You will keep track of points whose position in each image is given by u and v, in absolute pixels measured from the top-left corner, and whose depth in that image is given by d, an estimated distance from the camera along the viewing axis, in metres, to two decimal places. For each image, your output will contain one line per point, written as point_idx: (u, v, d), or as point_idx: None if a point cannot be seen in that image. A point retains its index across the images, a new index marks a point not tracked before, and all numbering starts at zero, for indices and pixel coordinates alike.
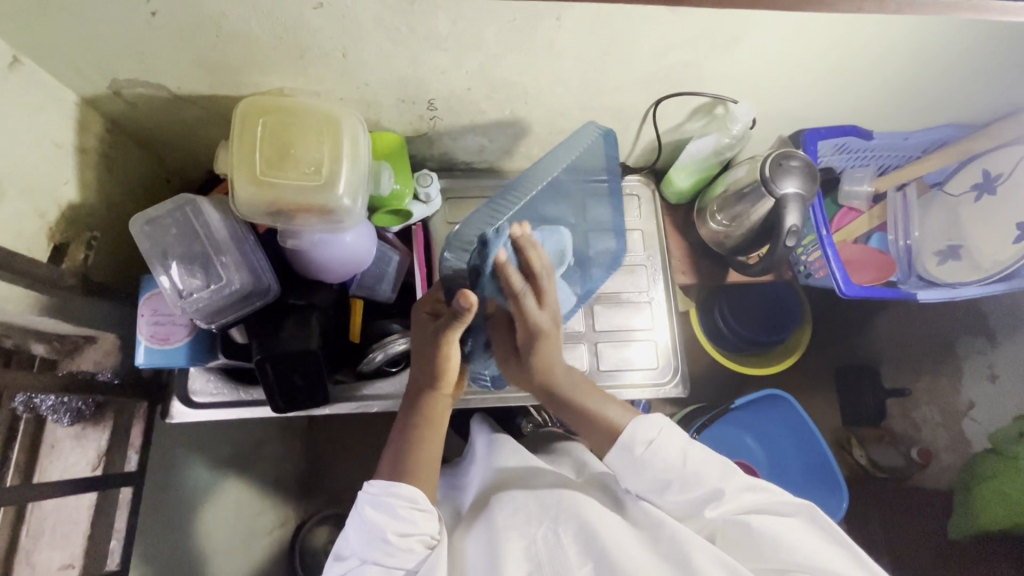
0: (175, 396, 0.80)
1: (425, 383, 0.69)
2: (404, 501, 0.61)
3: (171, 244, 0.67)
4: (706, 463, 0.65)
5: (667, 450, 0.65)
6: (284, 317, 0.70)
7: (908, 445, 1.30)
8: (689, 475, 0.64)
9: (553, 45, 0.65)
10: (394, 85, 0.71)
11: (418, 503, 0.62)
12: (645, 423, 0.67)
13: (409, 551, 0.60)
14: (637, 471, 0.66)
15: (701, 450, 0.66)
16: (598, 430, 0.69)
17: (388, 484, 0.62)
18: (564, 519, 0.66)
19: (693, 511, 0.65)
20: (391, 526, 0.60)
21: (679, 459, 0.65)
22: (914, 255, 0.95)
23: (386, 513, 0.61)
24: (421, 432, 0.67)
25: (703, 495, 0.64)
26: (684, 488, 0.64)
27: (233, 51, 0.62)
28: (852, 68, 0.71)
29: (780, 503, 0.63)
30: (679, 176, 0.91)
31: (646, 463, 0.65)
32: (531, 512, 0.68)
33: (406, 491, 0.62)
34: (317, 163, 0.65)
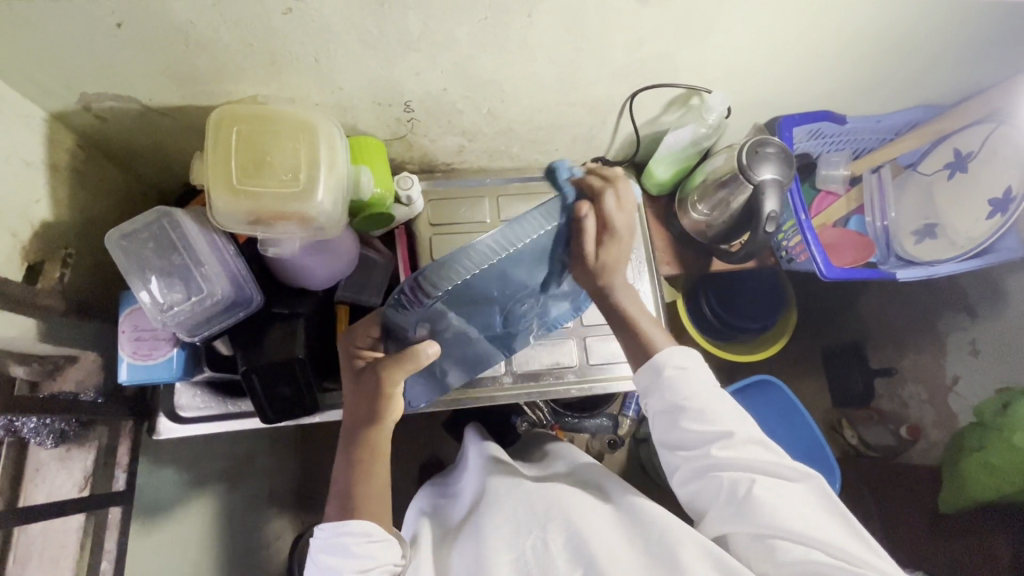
0: (161, 412, 0.79)
1: (365, 421, 0.68)
2: (357, 537, 0.62)
3: (149, 258, 0.66)
4: (721, 404, 0.65)
5: (687, 387, 0.65)
6: (267, 326, 0.71)
7: (898, 423, 1.34)
8: (708, 408, 0.64)
9: (526, 41, 0.65)
10: (369, 89, 0.71)
11: (372, 535, 0.64)
12: (679, 351, 0.68)
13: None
14: (660, 393, 0.67)
15: (719, 398, 0.66)
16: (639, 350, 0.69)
17: (340, 524, 0.64)
18: (554, 527, 0.66)
19: (696, 451, 0.65)
20: (349, 564, 0.62)
21: (699, 398, 0.65)
22: (891, 236, 0.96)
23: (341, 553, 0.63)
24: (361, 471, 0.67)
25: (716, 435, 0.64)
26: (700, 421, 0.64)
27: (204, 60, 0.62)
28: (823, 53, 0.72)
29: (784, 466, 0.63)
30: (659, 168, 0.92)
31: (671, 385, 0.66)
32: (521, 521, 0.68)
33: (358, 526, 0.63)
34: (294, 170, 0.64)
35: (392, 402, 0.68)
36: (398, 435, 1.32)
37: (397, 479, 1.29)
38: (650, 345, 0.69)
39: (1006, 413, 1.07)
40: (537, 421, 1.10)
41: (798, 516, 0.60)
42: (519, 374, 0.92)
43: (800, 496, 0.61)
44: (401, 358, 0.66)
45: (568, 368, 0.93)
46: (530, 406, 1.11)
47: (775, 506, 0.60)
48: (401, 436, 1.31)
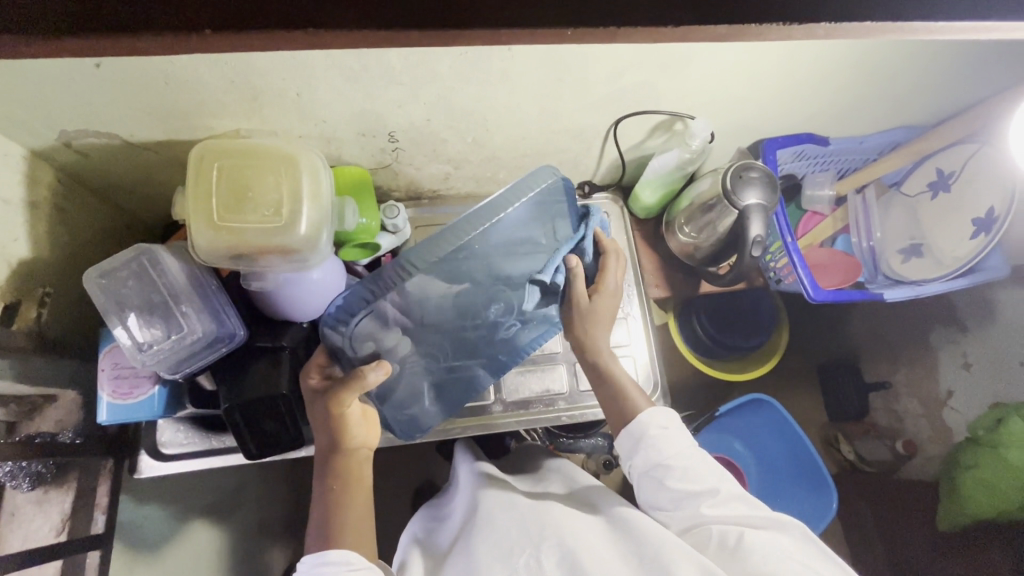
0: (143, 449, 0.77)
1: (332, 443, 0.66)
2: (336, 567, 0.58)
3: (128, 296, 0.65)
4: (703, 467, 0.66)
5: (670, 442, 0.67)
6: (253, 359, 0.70)
7: (894, 439, 1.33)
8: (692, 467, 0.66)
9: (508, 72, 0.65)
10: (352, 120, 0.70)
11: (352, 563, 0.59)
12: (661, 410, 0.70)
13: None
14: (645, 452, 0.68)
15: (702, 460, 0.67)
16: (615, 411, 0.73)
17: (320, 554, 0.60)
18: (546, 545, 0.64)
19: (682, 505, 0.65)
20: None
21: (684, 451, 0.67)
22: (878, 255, 0.97)
23: None
24: (336, 494, 0.65)
25: (700, 490, 0.64)
26: (685, 476, 0.65)
27: (184, 96, 0.62)
28: (802, 82, 0.73)
29: (767, 521, 0.61)
30: (645, 192, 0.92)
31: (654, 443, 0.67)
32: (513, 541, 0.66)
33: (338, 555, 0.59)
34: (276, 204, 0.63)
35: (347, 427, 0.66)
36: (391, 461, 1.30)
37: (390, 507, 1.27)
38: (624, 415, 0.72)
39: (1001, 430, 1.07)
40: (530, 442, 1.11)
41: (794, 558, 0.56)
42: (510, 402, 0.91)
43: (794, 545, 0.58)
44: (348, 379, 0.64)
45: (559, 395, 0.92)
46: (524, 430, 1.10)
47: (763, 548, 0.57)
48: (393, 462, 1.29)
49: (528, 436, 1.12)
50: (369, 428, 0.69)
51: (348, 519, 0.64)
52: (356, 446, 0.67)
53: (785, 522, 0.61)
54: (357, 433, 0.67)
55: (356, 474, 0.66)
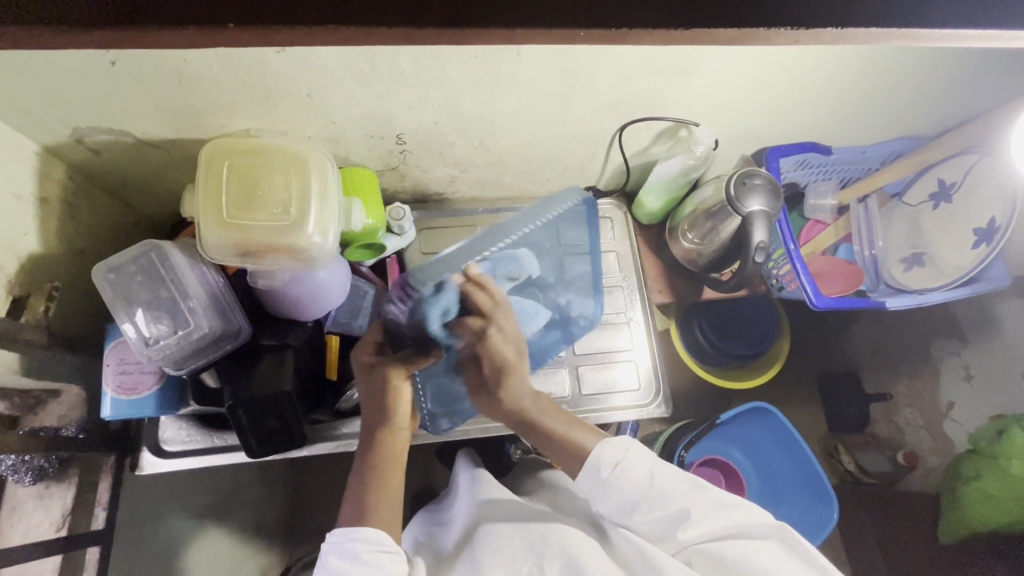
0: (145, 446, 0.77)
1: (380, 417, 0.69)
2: (369, 544, 0.58)
3: (136, 291, 0.65)
4: (670, 483, 0.62)
5: (633, 469, 0.63)
6: (257, 358, 0.70)
7: (895, 450, 1.33)
8: (657, 496, 0.62)
9: (516, 76, 0.66)
10: (362, 122, 0.72)
11: (384, 545, 0.60)
12: (609, 445, 0.65)
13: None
14: (605, 493, 0.64)
15: (667, 480, 0.63)
16: (560, 451, 0.68)
17: (351, 530, 0.60)
18: (550, 557, 0.65)
19: (662, 531, 0.63)
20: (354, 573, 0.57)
21: (646, 479, 0.63)
22: (880, 264, 0.97)
23: (350, 560, 0.58)
24: (380, 467, 0.65)
25: (671, 516, 0.62)
26: (653, 506, 0.62)
27: (197, 95, 0.63)
28: (805, 89, 0.74)
29: (752, 530, 0.60)
30: (649, 198, 0.92)
31: (613, 485, 0.63)
32: (518, 553, 0.67)
33: (372, 533, 0.59)
34: (284, 204, 0.64)
35: (398, 402, 0.70)
36: None
37: None
38: (576, 447, 0.67)
39: (1001, 441, 1.07)
40: (529, 450, 1.10)
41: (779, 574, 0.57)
42: None
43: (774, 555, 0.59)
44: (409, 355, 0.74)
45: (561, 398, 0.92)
46: (525, 434, 1.10)
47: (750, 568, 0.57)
48: None
49: (529, 440, 1.12)
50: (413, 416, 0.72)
51: (382, 497, 0.63)
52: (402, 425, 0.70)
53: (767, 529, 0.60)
54: (405, 413, 0.70)
55: (400, 452, 0.68)
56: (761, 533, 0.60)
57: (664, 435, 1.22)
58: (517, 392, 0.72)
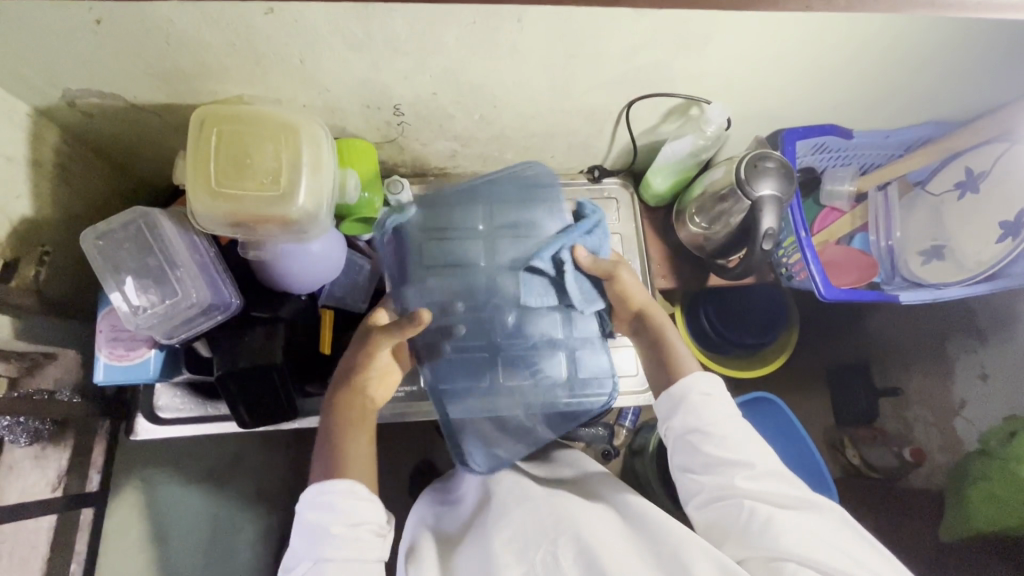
0: (140, 413, 0.77)
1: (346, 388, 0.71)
2: (343, 494, 0.61)
3: (124, 259, 0.65)
4: (742, 438, 0.64)
5: (717, 406, 0.67)
6: (248, 329, 0.69)
7: (901, 445, 1.31)
8: (731, 437, 0.64)
9: (516, 44, 0.63)
10: (357, 91, 0.69)
11: (358, 493, 0.62)
12: (703, 377, 0.69)
13: (355, 539, 0.59)
14: (684, 415, 0.67)
15: (741, 431, 0.65)
16: (663, 377, 0.72)
17: (325, 482, 0.62)
18: (564, 539, 0.63)
19: (715, 473, 0.63)
20: (334, 522, 0.59)
21: (727, 418, 0.66)
22: (897, 256, 0.92)
23: (327, 511, 0.60)
24: (344, 428, 0.67)
25: (735, 462, 0.62)
26: (725, 445, 0.63)
27: (187, 58, 0.61)
28: (826, 63, 0.69)
29: (803, 501, 0.60)
30: (657, 178, 0.89)
31: (695, 409, 0.66)
32: (529, 531, 0.66)
33: (344, 483, 0.62)
34: (275, 173, 0.63)
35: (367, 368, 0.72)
36: (392, 439, 1.31)
37: (389, 483, 1.28)
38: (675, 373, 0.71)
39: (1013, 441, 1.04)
40: None
41: (823, 540, 0.56)
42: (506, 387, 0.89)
43: (818, 522, 0.58)
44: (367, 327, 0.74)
45: (557, 382, 0.90)
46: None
47: (793, 535, 0.56)
48: (393, 440, 1.30)
49: None
50: (387, 381, 0.74)
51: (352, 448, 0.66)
52: (370, 390, 0.72)
53: (817, 503, 0.59)
54: (376, 379, 0.72)
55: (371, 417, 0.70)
56: (809, 501, 0.60)
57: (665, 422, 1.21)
58: (658, 321, 0.77)
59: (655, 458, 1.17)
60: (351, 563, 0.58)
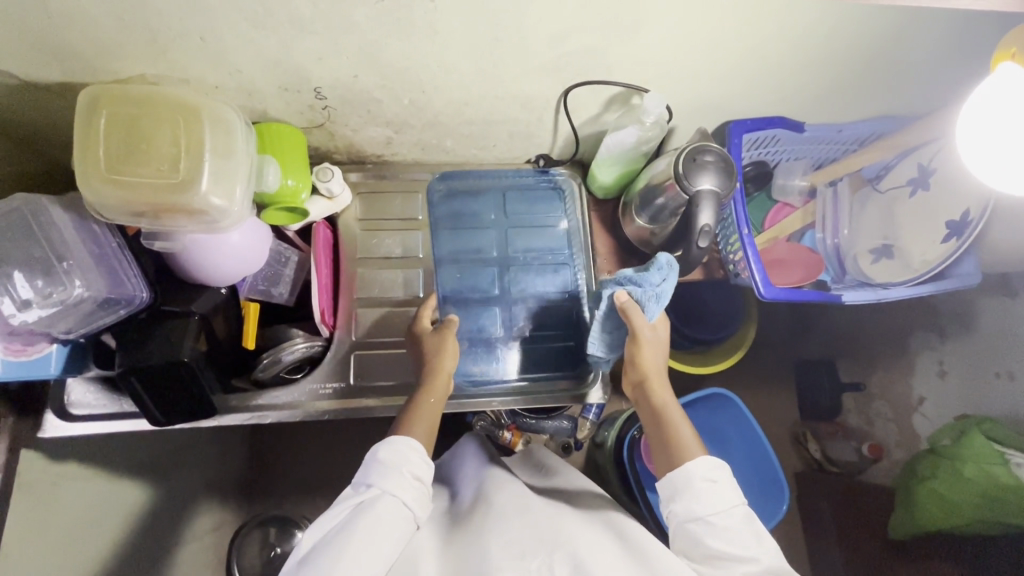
0: (50, 408, 0.74)
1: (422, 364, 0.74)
2: (412, 449, 0.63)
3: (8, 249, 0.59)
4: (749, 535, 0.61)
5: (727, 492, 0.64)
6: (157, 325, 0.66)
7: (861, 441, 1.33)
8: (736, 529, 0.61)
9: (435, 27, 0.59)
10: (270, 73, 0.65)
11: (423, 455, 0.64)
12: (711, 462, 0.66)
13: (411, 489, 0.61)
14: (687, 501, 0.63)
15: (752, 530, 0.61)
16: (664, 450, 0.69)
17: (388, 442, 0.64)
18: (558, 555, 0.60)
19: (725, 561, 0.59)
20: (405, 467, 0.62)
21: (737, 515, 0.62)
22: (842, 256, 0.89)
23: (396, 456, 0.63)
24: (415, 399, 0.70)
25: (745, 556, 0.59)
26: (735, 543, 0.60)
27: (74, 31, 0.56)
28: (765, 52, 0.66)
29: None
30: (602, 170, 0.86)
31: (702, 497, 0.63)
32: (527, 548, 0.61)
33: (405, 444, 0.64)
34: (173, 159, 0.59)
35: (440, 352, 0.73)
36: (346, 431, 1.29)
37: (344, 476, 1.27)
38: (679, 448, 0.68)
39: (961, 441, 1.04)
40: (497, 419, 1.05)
41: None
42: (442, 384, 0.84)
43: None
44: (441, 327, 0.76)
45: None
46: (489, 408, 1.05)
47: None
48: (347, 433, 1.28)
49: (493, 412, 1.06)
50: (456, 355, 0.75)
51: (422, 405, 0.70)
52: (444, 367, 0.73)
53: None
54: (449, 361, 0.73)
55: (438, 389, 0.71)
56: None
57: (621, 416, 1.21)
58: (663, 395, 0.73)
59: (612, 451, 1.16)
60: (403, 509, 0.59)
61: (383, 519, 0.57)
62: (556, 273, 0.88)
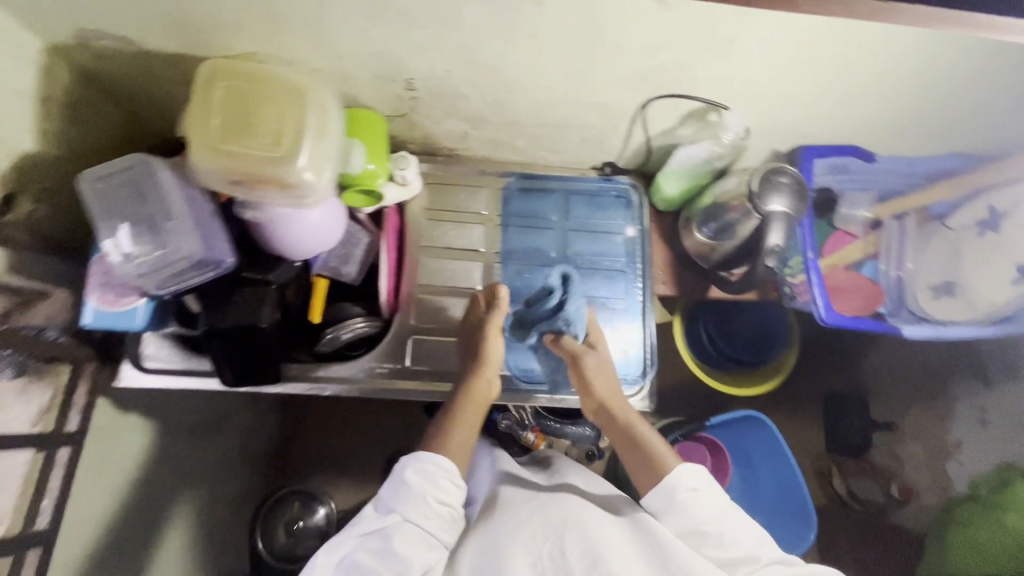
0: (128, 358, 0.77)
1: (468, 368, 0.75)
2: (443, 471, 0.65)
3: (121, 205, 0.64)
4: (743, 533, 0.65)
5: (717, 496, 0.66)
6: (237, 289, 0.69)
7: (889, 480, 1.31)
8: (730, 531, 0.64)
9: (537, 31, 0.61)
10: (370, 61, 0.68)
11: (452, 477, 0.66)
12: (692, 469, 0.67)
13: (438, 516, 0.63)
14: (680, 512, 0.65)
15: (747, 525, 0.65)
16: (642, 468, 0.69)
17: (421, 455, 0.66)
18: (571, 538, 0.63)
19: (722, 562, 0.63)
20: (432, 491, 0.64)
21: (725, 514, 0.65)
22: (905, 289, 0.90)
23: (424, 478, 0.64)
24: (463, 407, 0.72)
25: (738, 556, 0.63)
26: (722, 544, 0.64)
27: (201, 7, 0.60)
28: (852, 79, 0.67)
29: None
30: (668, 183, 0.87)
31: (686, 509, 0.65)
32: (537, 534, 0.64)
33: (440, 461, 0.66)
34: (278, 134, 0.62)
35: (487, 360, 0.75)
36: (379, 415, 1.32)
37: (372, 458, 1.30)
38: (656, 465, 0.68)
39: (1003, 491, 1.02)
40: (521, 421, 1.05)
41: None
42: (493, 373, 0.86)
43: None
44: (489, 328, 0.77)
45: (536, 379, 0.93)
46: (513, 406, 1.05)
47: None
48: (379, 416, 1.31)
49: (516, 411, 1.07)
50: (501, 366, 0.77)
51: (465, 411, 0.72)
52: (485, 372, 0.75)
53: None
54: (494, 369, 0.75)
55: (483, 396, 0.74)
56: None
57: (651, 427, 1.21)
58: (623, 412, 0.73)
59: None
60: (430, 535, 0.62)
61: (411, 547, 0.60)
62: (611, 279, 0.90)
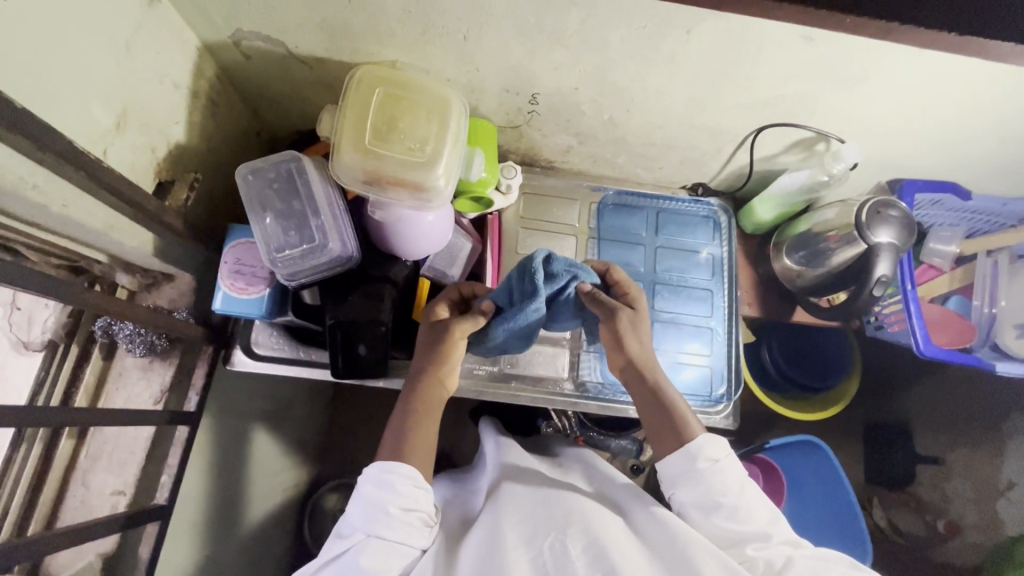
0: (238, 344, 0.80)
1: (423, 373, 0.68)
2: (404, 479, 0.60)
3: (270, 198, 0.68)
4: (755, 506, 0.62)
5: (729, 473, 0.63)
6: (361, 284, 0.73)
7: (935, 515, 1.26)
8: (743, 507, 0.61)
9: (675, 58, 0.64)
10: (503, 76, 0.71)
11: (415, 480, 0.61)
12: (715, 440, 0.64)
13: (405, 526, 0.59)
14: (690, 484, 0.63)
15: (755, 497, 0.63)
16: (667, 434, 0.66)
17: (387, 463, 0.61)
18: (572, 532, 0.60)
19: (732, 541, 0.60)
20: (392, 501, 0.59)
21: (738, 487, 0.62)
22: (996, 325, 0.89)
23: (384, 489, 0.60)
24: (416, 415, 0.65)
25: (750, 531, 0.60)
26: (734, 515, 0.61)
27: (362, 17, 0.63)
28: (969, 121, 0.69)
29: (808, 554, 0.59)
30: (763, 207, 0.90)
31: (705, 477, 0.62)
32: (536, 526, 0.61)
33: (406, 473, 0.61)
34: (422, 141, 0.65)
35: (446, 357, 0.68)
36: None
37: None
38: (682, 427, 0.65)
39: None
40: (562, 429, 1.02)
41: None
42: (582, 382, 0.88)
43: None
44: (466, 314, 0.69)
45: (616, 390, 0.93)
46: (557, 412, 1.03)
47: None
48: None
49: (560, 420, 1.04)
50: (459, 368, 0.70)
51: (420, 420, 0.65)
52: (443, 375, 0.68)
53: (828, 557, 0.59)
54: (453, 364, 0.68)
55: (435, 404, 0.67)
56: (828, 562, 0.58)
57: None
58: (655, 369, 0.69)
59: None
60: (398, 547, 0.58)
61: (379, 563, 0.56)
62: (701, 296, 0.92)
